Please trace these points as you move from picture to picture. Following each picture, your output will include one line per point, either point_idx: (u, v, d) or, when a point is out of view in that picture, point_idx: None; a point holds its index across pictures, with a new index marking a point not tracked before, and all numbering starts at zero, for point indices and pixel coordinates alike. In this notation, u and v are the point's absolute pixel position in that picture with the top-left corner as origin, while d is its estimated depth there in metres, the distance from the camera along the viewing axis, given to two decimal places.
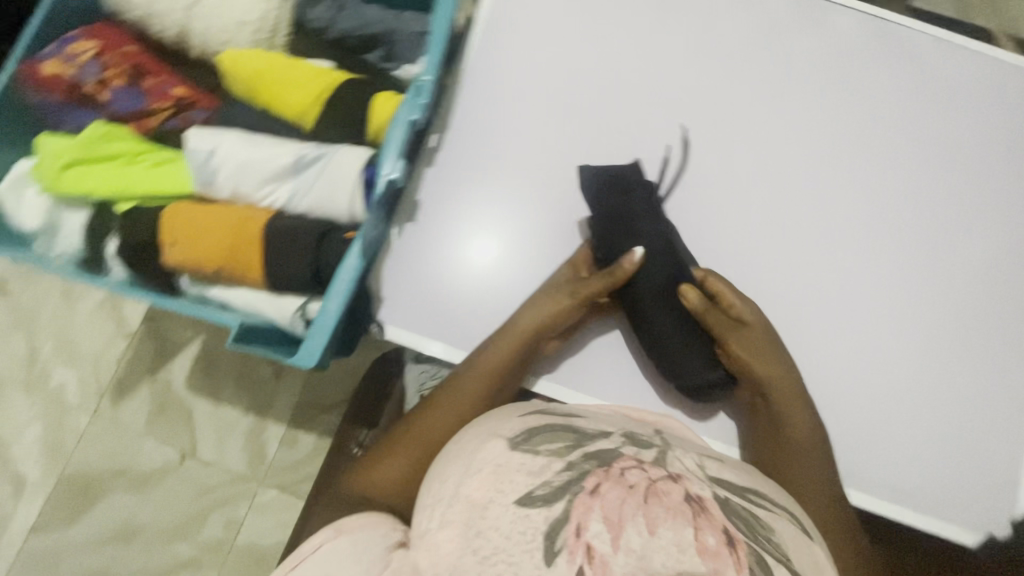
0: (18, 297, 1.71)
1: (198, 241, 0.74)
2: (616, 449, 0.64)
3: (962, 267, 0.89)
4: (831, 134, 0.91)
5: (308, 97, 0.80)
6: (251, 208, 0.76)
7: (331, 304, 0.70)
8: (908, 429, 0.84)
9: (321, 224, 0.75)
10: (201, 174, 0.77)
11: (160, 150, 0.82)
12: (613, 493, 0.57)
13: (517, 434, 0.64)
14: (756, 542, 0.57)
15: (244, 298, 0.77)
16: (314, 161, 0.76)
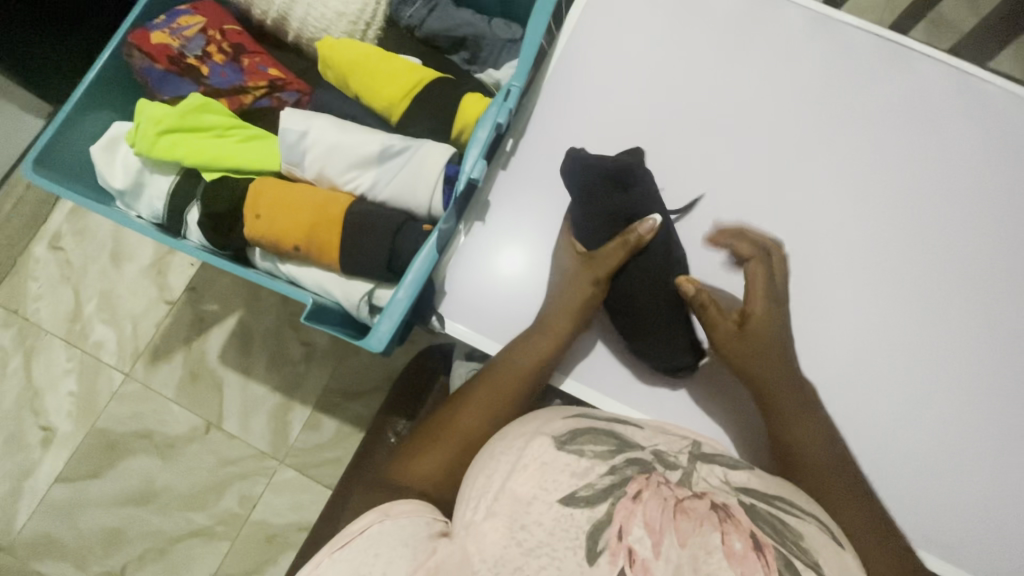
0: (70, 253, 1.76)
1: (279, 217, 0.76)
2: (653, 461, 0.63)
3: None
4: (908, 179, 0.90)
5: (398, 91, 0.82)
6: (335, 192, 0.78)
7: (403, 292, 0.72)
8: (971, 490, 0.80)
9: (400, 215, 0.77)
10: (289, 153, 0.79)
11: (249, 127, 0.85)
12: (653, 501, 0.56)
13: (561, 435, 0.62)
14: (785, 544, 0.55)
15: (315, 278, 0.80)
16: (399, 153, 0.78)
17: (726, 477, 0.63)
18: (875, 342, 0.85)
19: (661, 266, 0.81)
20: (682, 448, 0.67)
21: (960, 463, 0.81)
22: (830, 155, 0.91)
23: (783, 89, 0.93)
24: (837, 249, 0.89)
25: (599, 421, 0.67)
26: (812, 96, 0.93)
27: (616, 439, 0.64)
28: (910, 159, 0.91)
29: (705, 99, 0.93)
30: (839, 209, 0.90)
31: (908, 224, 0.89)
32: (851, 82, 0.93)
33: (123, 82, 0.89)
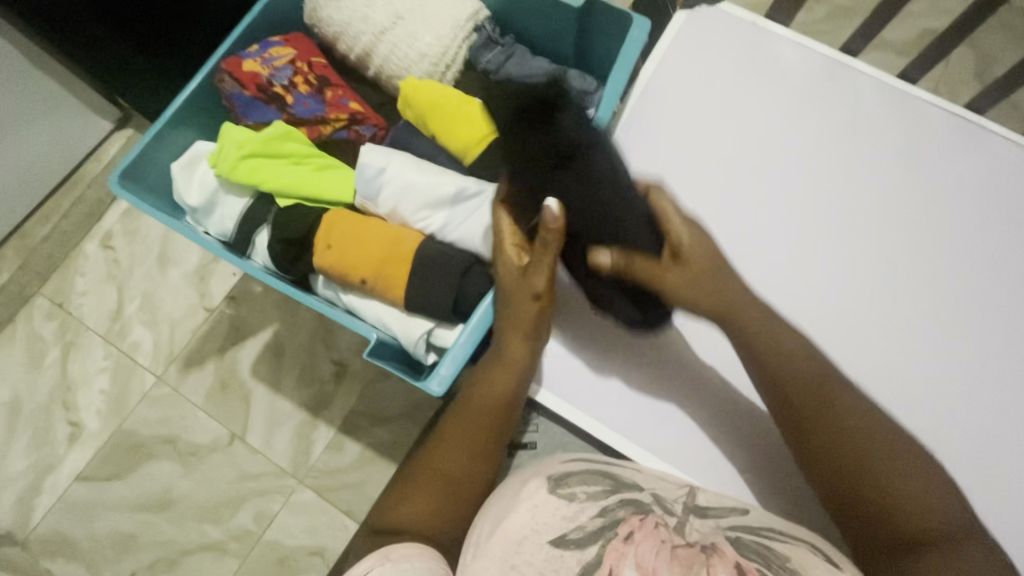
0: (118, 253, 1.80)
1: (350, 250, 0.77)
2: (647, 503, 0.65)
3: None
4: (993, 261, 0.85)
5: (475, 134, 0.83)
6: (406, 229, 0.79)
7: (465, 335, 0.73)
8: None
9: (469, 258, 0.77)
10: (366, 188, 0.81)
11: (325, 156, 0.87)
12: (647, 543, 0.58)
13: (555, 479, 0.64)
14: (770, 569, 0.57)
15: (375, 310, 0.79)
16: (473, 196, 0.79)
17: (714, 519, 0.66)
18: (959, 437, 0.79)
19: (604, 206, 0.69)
20: (681, 493, 0.69)
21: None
22: (914, 235, 0.87)
23: (864, 160, 0.90)
24: (922, 336, 0.83)
25: (598, 463, 0.69)
26: (895, 169, 0.90)
27: (612, 479, 0.66)
28: (1006, 244, 0.85)
29: (780, 164, 0.92)
30: (925, 290, 0.85)
31: (1004, 313, 0.83)
32: (936, 157, 0.90)
33: (210, 105, 0.92)
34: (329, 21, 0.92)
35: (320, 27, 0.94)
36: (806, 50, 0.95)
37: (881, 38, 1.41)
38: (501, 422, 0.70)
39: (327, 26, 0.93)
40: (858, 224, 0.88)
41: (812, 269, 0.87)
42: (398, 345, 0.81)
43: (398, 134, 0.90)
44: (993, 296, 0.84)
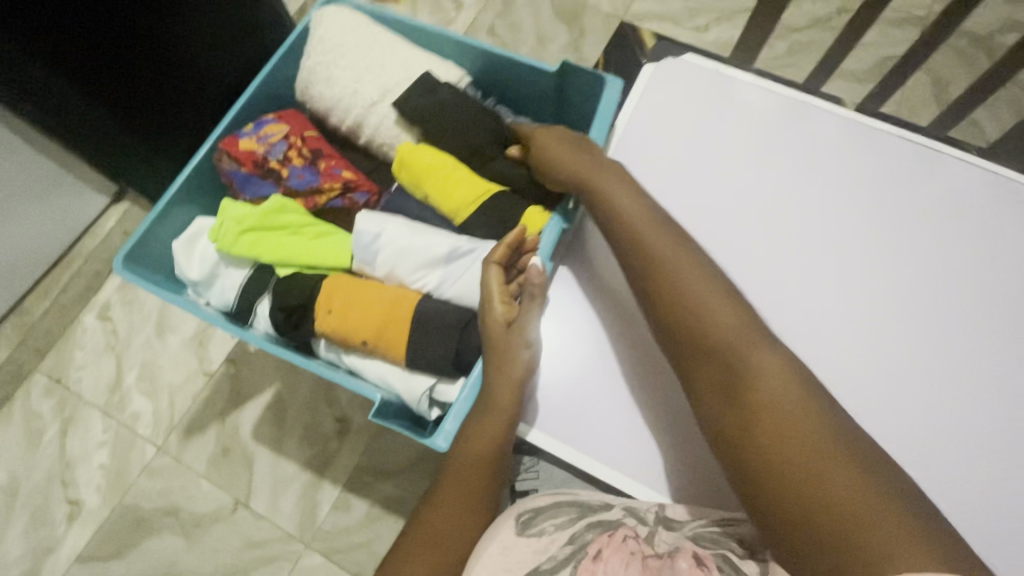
0: (116, 324, 1.81)
1: (351, 315, 0.80)
2: (616, 518, 0.68)
3: None
4: (966, 278, 0.88)
5: (464, 196, 0.88)
6: (405, 289, 0.82)
7: (466, 390, 0.75)
8: None
9: (466, 314, 0.80)
10: (364, 253, 0.84)
11: (322, 223, 0.90)
12: (615, 559, 0.62)
13: (522, 519, 0.67)
14: (724, 552, 0.63)
15: (377, 369, 0.81)
16: (466, 254, 0.82)
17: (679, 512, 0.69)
18: (958, 453, 0.80)
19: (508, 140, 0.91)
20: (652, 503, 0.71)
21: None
22: (896, 260, 0.90)
23: (836, 191, 0.95)
24: (916, 357, 0.85)
25: (563, 492, 0.71)
26: (861, 196, 0.94)
27: (577, 504, 0.69)
28: (984, 262, 0.89)
29: (757, 200, 0.96)
30: (913, 312, 0.87)
31: (991, 328, 0.85)
32: (899, 182, 0.94)
33: (210, 183, 0.96)
34: (321, 97, 0.98)
35: (313, 103, 1.00)
36: (770, 94, 1.01)
37: (841, 70, 1.50)
38: (493, 481, 0.70)
39: (319, 101, 0.99)
40: (841, 252, 0.91)
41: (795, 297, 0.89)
42: (401, 403, 0.83)
43: (391, 199, 0.94)
44: (980, 314, 0.86)
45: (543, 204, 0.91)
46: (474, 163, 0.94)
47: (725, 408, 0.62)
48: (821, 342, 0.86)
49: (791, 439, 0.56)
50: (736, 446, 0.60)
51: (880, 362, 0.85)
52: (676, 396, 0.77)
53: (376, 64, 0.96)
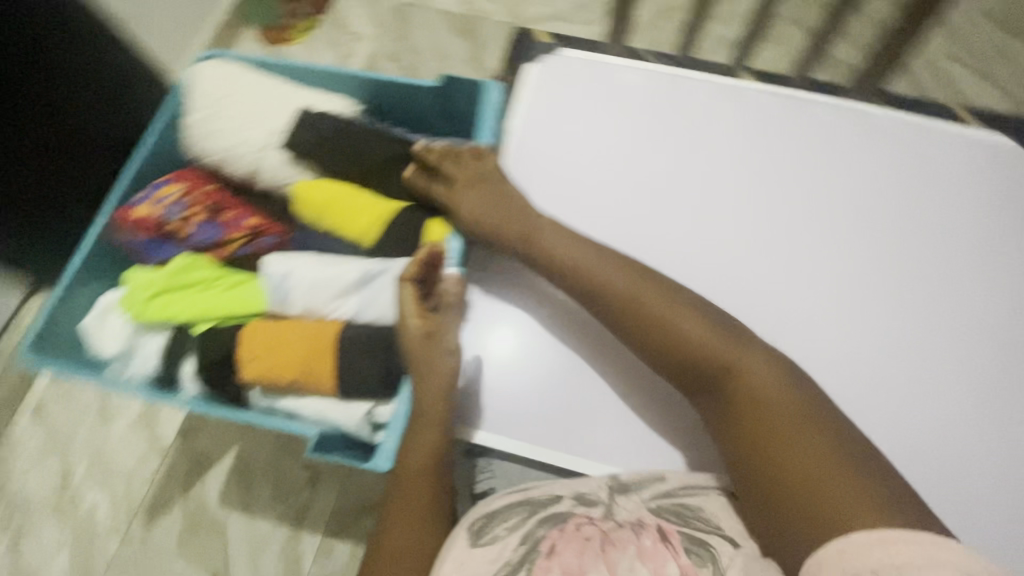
0: (55, 420, 1.73)
1: (274, 356, 0.80)
2: (568, 509, 0.69)
3: (989, 320, 0.94)
4: (837, 207, 1.00)
5: (368, 220, 0.90)
6: (323, 320, 0.83)
7: (400, 405, 0.77)
8: (970, 476, 0.86)
9: (387, 330, 0.81)
10: (276, 294, 0.86)
11: (234, 274, 0.90)
12: (570, 551, 0.63)
13: (474, 530, 0.68)
14: (685, 523, 0.66)
15: (311, 406, 0.81)
16: (378, 275, 0.85)
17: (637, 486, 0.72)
18: (855, 362, 0.91)
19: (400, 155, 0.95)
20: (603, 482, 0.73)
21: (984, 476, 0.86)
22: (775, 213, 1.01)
23: (720, 150, 1.05)
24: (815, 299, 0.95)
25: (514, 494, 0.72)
26: (738, 148, 1.04)
27: (528, 503, 0.70)
28: (904, 225, 0.99)
29: (649, 177, 1.03)
30: (801, 257, 0.98)
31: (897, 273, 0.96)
32: (768, 131, 1.05)
33: (113, 256, 0.95)
34: (209, 150, 0.98)
35: (202, 157, 0.99)
36: (646, 78, 1.10)
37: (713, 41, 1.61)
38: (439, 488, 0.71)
39: (208, 155, 0.99)
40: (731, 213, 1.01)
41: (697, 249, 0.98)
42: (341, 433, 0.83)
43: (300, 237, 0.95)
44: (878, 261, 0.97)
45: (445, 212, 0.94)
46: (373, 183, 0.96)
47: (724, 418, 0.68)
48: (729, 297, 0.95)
49: (765, 441, 0.63)
50: (733, 446, 0.66)
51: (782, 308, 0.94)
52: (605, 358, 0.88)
53: (259, 110, 0.97)
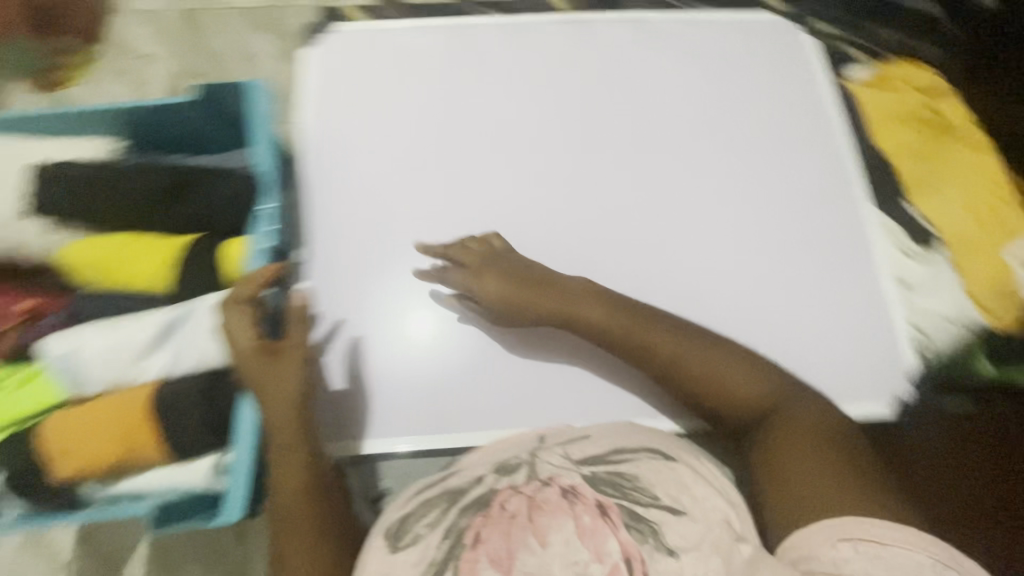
0: None
1: (83, 445, 0.69)
2: (483, 492, 0.47)
3: (834, 188, 0.91)
4: (651, 116, 0.94)
5: (156, 266, 0.77)
6: (128, 390, 0.71)
7: (239, 453, 0.68)
8: (842, 339, 0.83)
9: (203, 377, 0.71)
10: (69, 379, 0.73)
11: (24, 368, 0.74)
12: (495, 533, 0.42)
13: (390, 536, 0.47)
14: (622, 496, 0.44)
15: (145, 481, 0.71)
16: (180, 319, 0.74)
17: (568, 452, 0.49)
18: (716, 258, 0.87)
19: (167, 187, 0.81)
20: (524, 449, 0.52)
21: (850, 357, 0.82)
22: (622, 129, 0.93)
23: (502, 94, 0.94)
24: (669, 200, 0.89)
25: (430, 493, 0.50)
26: (524, 87, 0.94)
27: (448, 496, 0.47)
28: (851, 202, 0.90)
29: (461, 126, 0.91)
30: (654, 161, 0.91)
31: (695, 176, 0.90)
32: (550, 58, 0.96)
33: None
34: None
35: None
36: (426, 29, 0.97)
37: None
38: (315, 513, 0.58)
39: None
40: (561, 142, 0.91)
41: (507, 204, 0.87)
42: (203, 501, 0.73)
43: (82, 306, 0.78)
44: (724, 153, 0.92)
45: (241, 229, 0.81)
46: (147, 222, 0.81)
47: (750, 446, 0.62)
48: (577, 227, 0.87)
49: (825, 499, 0.52)
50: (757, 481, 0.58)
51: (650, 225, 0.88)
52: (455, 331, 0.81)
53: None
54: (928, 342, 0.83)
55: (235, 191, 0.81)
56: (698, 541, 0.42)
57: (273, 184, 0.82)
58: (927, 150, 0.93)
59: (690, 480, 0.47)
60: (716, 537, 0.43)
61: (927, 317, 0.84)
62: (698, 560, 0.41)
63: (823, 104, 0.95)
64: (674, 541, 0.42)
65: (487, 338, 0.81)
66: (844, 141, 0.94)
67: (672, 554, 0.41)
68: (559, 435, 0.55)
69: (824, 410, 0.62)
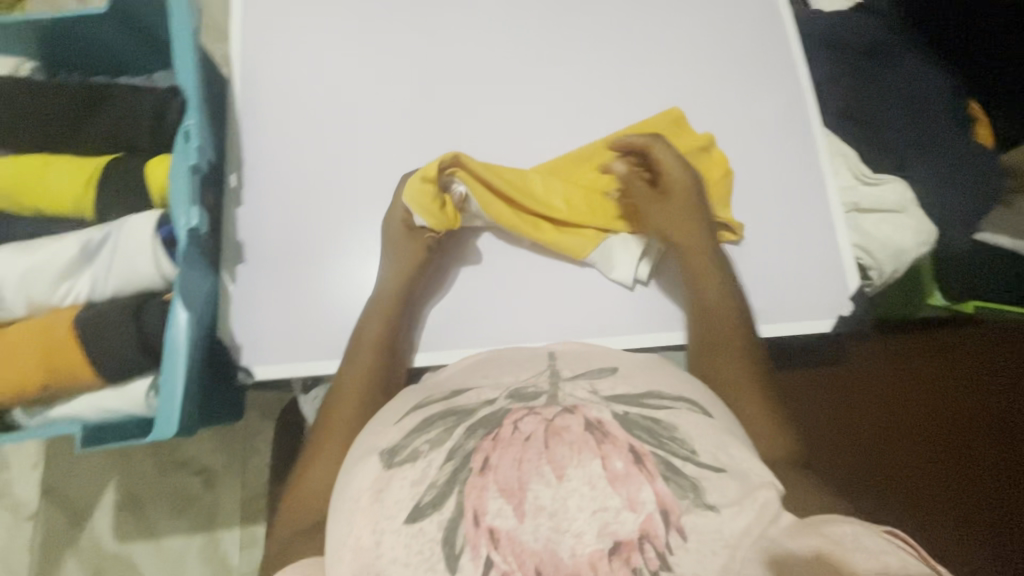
0: None
1: (9, 362, 0.44)
2: (505, 403, 0.36)
3: (794, 128, 0.56)
4: (598, 7, 0.59)
5: (70, 182, 0.48)
6: (42, 322, 0.45)
7: (165, 389, 0.43)
8: (810, 287, 0.52)
9: (129, 301, 0.46)
10: (21, 287, 0.46)
11: (27, 198, 0.48)
12: (509, 457, 0.33)
13: (383, 448, 0.36)
14: (662, 448, 0.34)
15: (93, 403, 0.46)
16: (98, 239, 0.46)
17: (597, 387, 0.38)
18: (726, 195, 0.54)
19: (110, 90, 0.51)
20: (540, 371, 0.40)
21: (786, 310, 0.52)
22: None
23: None
24: (627, 79, 0.57)
25: (435, 403, 0.39)
26: None
27: (454, 411, 0.37)
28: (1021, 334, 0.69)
29: None
30: (577, 28, 0.58)
31: (687, 72, 0.57)
32: None
33: None
34: None
35: None
36: None
37: None
38: (342, 393, 0.47)
39: None
40: None
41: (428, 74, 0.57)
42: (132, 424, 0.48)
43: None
44: (679, 47, 0.58)
45: (152, 126, 0.50)
46: (71, 143, 0.51)
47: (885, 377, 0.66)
48: (460, 106, 0.56)
49: (866, 389, 0.65)
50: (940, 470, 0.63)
51: (541, 94, 0.56)
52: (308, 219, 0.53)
53: None
54: (875, 267, 0.56)
55: (139, 20, 0.52)
56: (742, 496, 0.33)
57: (202, 104, 0.49)
58: (626, 157, 0.54)
59: (739, 439, 0.37)
60: (759, 498, 0.33)
61: (882, 246, 0.55)
62: (740, 517, 0.32)
63: (789, 40, 0.58)
64: (716, 498, 0.32)
65: (534, 250, 0.54)
66: (801, 74, 0.57)
67: (711, 509, 0.32)
68: (579, 360, 0.42)
69: (893, 389, 0.66)
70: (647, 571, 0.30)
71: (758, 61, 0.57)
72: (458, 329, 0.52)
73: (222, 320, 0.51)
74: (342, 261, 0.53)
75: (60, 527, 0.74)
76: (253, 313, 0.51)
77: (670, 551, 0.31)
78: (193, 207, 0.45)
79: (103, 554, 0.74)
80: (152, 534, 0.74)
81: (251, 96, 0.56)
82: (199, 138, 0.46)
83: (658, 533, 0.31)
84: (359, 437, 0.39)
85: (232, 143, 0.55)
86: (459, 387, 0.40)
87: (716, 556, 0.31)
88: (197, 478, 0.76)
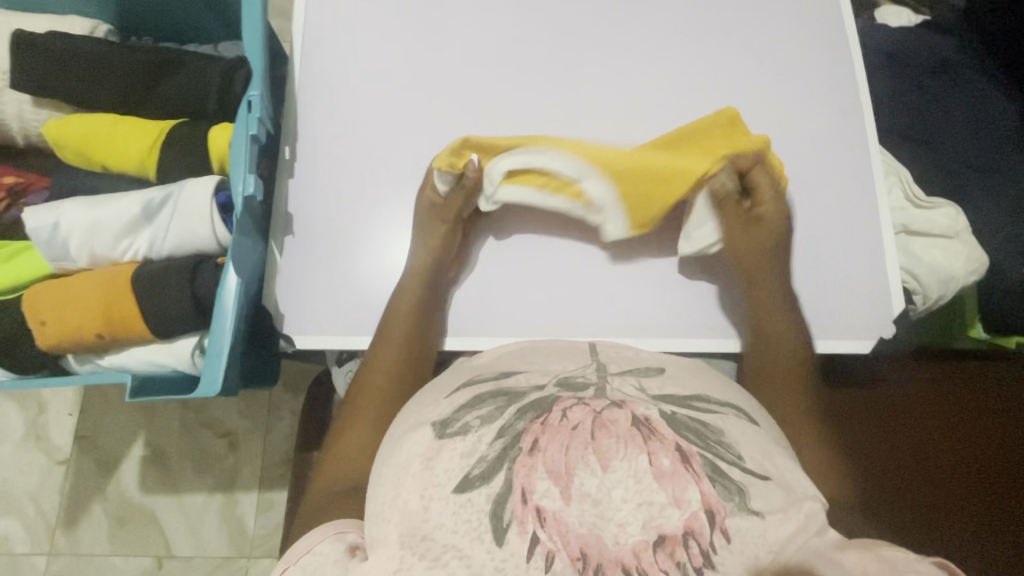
0: None
1: (72, 309, 0.47)
2: (556, 389, 0.37)
3: (848, 148, 0.56)
4: (666, 13, 0.59)
5: (137, 143, 0.50)
6: (105, 274, 0.47)
7: (211, 350, 0.45)
8: (852, 308, 0.53)
9: (184, 262, 0.47)
10: (88, 238, 0.48)
11: (99, 154, 0.51)
12: (558, 441, 0.33)
13: (434, 421, 0.37)
14: (706, 448, 0.34)
15: (143, 357, 0.48)
16: (157, 201, 0.48)
17: (645, 384, 0.38)
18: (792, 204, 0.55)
19: (182, 55, 0.53)
20: (586, 363, 0.41)
21: (827, 325, 0.52)
22: None
23: None
24: (684, 88, 0.57)
25: (485, 382, 0.39)
26: None
27: (506, 392, 0.38)
28: None
29: None
30: (642, 33, 0.59)
31: (746, 84, 0.58)
32: None
33: None
34: None
35: None
36: None
37: None
38: (374, 365, 0.48)
39: None
40: None
41: (492, 66, 0.58)
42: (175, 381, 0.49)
43: (67, 185, 0.53)
44: (737, 60, 0.58)
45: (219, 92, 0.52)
46: (138, 106, 0.53)
47: (915, 404, 0.65)
48: (516, 100, 0.57)
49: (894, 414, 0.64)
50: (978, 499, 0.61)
51: (600, 96, 0.57)
52: (361, 201, 0.54)
53: None
54: (921, 292, 0.56)
55: None
56: (786, 504, 0.33)
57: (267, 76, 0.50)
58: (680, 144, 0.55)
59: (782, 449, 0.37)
60: (802, 509, 0.34)
61: (929, 271, 0.56)
62: (783, 524, 0.33)
63: (848, 60, 0.58)
64: (761, 504, 0.33)
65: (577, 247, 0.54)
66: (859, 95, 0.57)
67: (755, 514, 0.32)
68: (625, 357, 0.43)
69: (922, 416, 0.64)
70: (691, 567, 0.31)
71: (817, 79, 0.58)
72: (498, 318, 0.52)
73: (267, 290, 0.52)
74: (390, 244, 0.54)
75: (91, 472, 0.80)
76: (298, 288, 0.52)
77: (714, 550, 0.31)
78: (249, 174, 0.45)
79: (127, 504, 0.79)
80: (175, 489, 0.79)
81: (316, 75, 0.57)
82: (260, 108, 0.47)
83: (702, 531, 0.31)
84: (405, 411, 0.40)
85: (293, 119, 0.56)
86: (509, 370, 0.41)
87: (758, 560, 0.31)
88: (221, 439, 0.80)
